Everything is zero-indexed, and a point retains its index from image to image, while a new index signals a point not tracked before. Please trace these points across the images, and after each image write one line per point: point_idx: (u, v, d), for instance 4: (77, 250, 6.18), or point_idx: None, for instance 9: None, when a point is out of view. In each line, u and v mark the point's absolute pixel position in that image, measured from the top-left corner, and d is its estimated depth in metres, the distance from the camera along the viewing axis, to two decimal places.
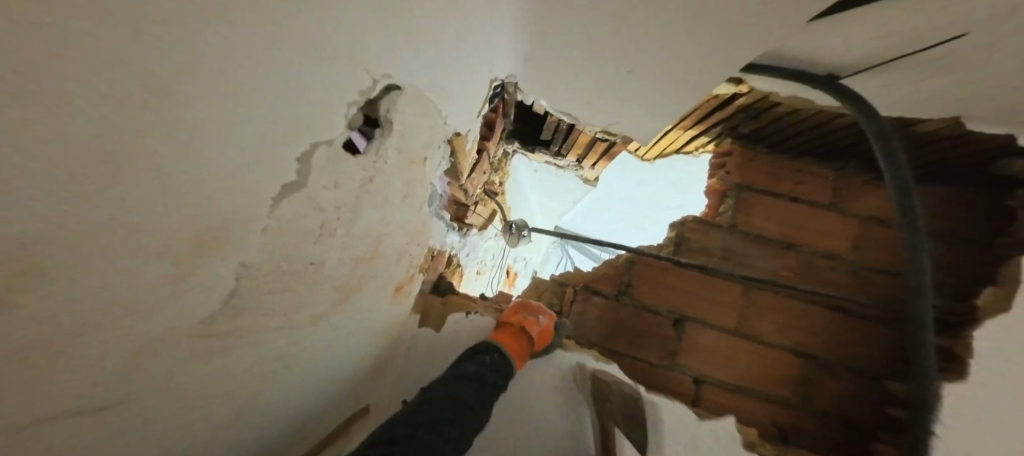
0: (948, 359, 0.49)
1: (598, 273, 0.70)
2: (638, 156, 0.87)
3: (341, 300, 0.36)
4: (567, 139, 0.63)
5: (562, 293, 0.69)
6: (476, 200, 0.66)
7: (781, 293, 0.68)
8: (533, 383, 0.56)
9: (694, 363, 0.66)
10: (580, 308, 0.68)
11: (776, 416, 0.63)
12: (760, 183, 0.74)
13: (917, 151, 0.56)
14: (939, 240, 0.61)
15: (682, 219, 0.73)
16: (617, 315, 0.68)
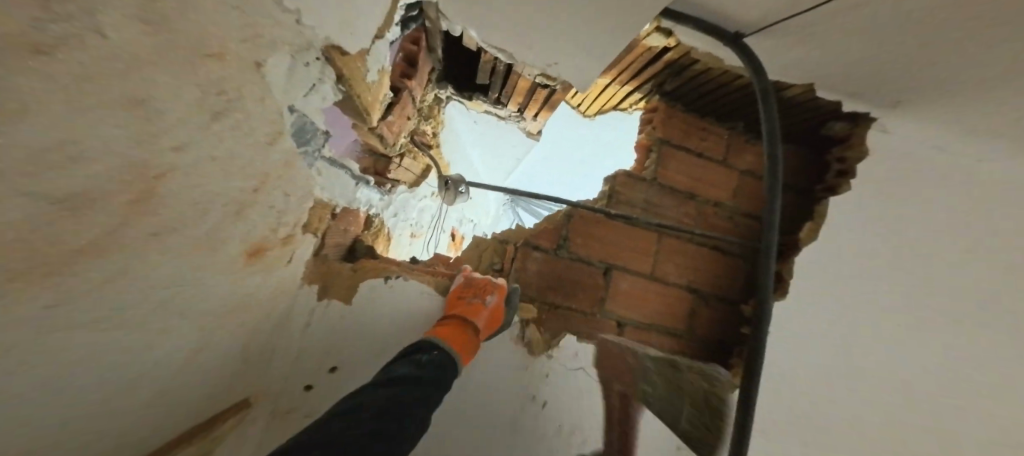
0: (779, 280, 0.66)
1: (539, 228, 0.71)
2: (580, 111, 0.90)
3: (191, 299, 0.29)
4: (505, 83, 0.58)
5: (502, 253, 0.67)
6: (403, 151, 0.60)
7: (683, 238, 0.80)
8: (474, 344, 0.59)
9: (618, 308, 0.74)
10: (520, 267, 0.67)
11: (677, 348, 0.76)
12: (678, 139, 0.83)
13: (797, 114, 0.66)
14: (797, 187, 0.76)
15: (613, 174, 0.79)
16: (554, 269, 0.70)
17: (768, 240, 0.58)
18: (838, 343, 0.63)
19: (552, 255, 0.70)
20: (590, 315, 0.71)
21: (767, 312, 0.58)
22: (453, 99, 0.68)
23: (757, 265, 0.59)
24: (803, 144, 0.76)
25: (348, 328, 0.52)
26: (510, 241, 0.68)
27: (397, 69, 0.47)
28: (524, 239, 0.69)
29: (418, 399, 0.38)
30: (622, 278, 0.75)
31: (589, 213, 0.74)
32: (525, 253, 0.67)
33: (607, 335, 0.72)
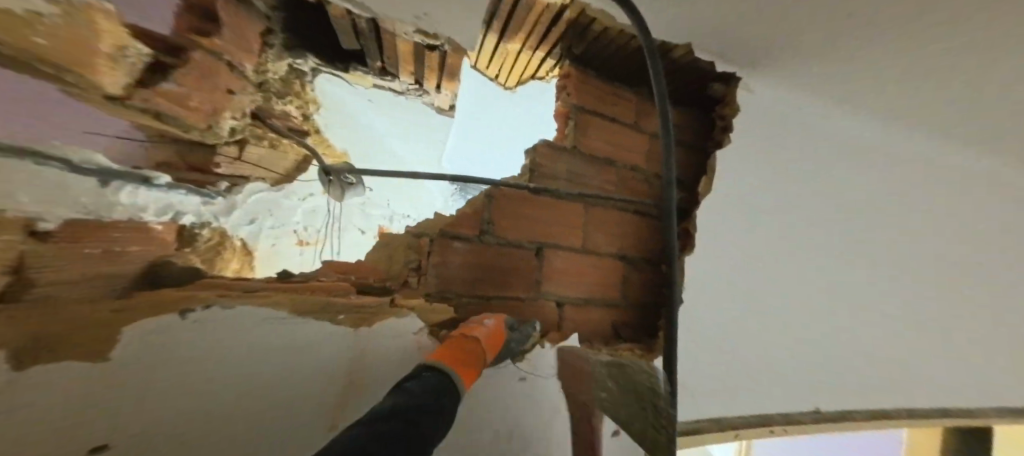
0: (683, 236, 0.71)
1: (457, 215, 0.65)
2: (501, 85, 0.86)
3: None
4: (385, 50, 0.52)
5: (417, 247, 0.60)
6: (238, 136, 0.53)
7: (608, 205, 0.80)
8: (377, 354, 0.45)
9: (554, 287, 0.71)
10: (438, 260, 0.60)
11: (615, 317, 0.77)
12: (593, 107, 0.81)
13: (680, 72, 0.73)
14: (688, 144, 0.83)
15: (533, 146, 0.75)
16: (480, 257, 0.65)
17: (666, 196, 0.60)
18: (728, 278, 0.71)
19: (477, 243, 0.65)
20: (525, 298, 0.68)
21: (671, 274, 0.60)
22: (322, 73, 0.61)
23: (661, 223, 0.60)
24: (688, 106, 0.85)
25: (158, 380, 0.33)
26: (426, 235, 0.61)
27: (179, 21, 0.37)
28: (439, 230, 0.62)
29: (415, 416, 0.28)
30: (553, 255, 0.73)
31: (512, 190, 0.70)
32: (445, 243, 0.61)
33: (547, 317, 0.69)
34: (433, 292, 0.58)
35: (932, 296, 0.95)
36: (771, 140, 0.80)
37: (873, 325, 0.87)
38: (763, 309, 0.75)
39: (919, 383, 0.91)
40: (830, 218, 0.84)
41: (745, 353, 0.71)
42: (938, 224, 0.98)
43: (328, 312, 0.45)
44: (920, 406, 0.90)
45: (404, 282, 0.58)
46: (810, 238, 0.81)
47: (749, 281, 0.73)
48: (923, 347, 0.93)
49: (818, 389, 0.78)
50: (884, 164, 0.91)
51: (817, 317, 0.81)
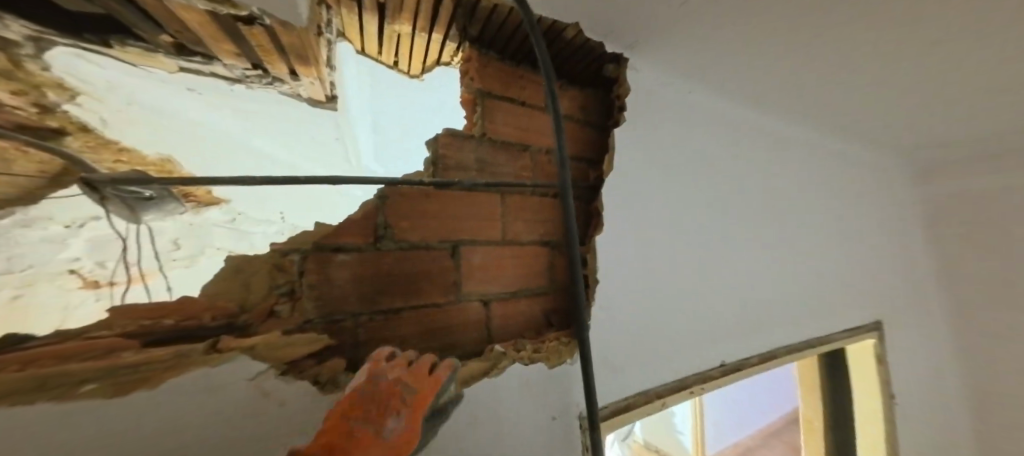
0: (594, 215, 0.71)
1: (343, 222, 0.53)
2: (403, 72, 0.78)
3: None
4: (161, 20, 0.37)
5: (284, 271, 0.46)
6: None
7: (526, 192, 0.77)
8: (201, 420, 0.34)
9: (476, 286, 0.65)
10: (317, 279, 0.48)
11: (546, 306, 0.74)
12: (498, 90, 0.76)
13: (572, 50, 0.72)
14: (592, 123, 0.83)
15: (433, 135, 0.67)
16: (378, 268, 0.54)
17: (565, 175, 0.58)
18: (634, 251, 0.74)
19: (371, 252, 0.54)
20: (444, 304, 0.61)
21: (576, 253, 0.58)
22: (70, 53, 0.39)
23: (560, 203, 0.59)
24: (590, 85, 0.85)
25: None
26: (296, 253, 0.48)
27: None
28: (317, 242, 0.49)
29: None
30: (472, 252, 0.67)
31: (411, 187, 0.60)
32: (328, 257, 0.49)
33: (471, 319, 0.64)
34: (316, 319, 0.47)
35: (797, 239, 1.13)
36: (660, 116, 0.85)
37: (759, 273, 0.99)
38: (671, 275, 0.79)
39: (796, 316, 1.07)
40: (717, 185, 0.93)
41: (660, 320, 0.75)
42: (794, 179, 1.16)
43: (70, 391, 0.29)
44: (798, 335, 1.07)
45: (268, 312, 0.44)
46: (703, 202, 0.89)
47: (655, 251, 0.77)
48: (796, 283, 1.09)
49: (721, 338, 0.87)
50: (745, 133, 1.05)
51: (717, 274, 0.89)
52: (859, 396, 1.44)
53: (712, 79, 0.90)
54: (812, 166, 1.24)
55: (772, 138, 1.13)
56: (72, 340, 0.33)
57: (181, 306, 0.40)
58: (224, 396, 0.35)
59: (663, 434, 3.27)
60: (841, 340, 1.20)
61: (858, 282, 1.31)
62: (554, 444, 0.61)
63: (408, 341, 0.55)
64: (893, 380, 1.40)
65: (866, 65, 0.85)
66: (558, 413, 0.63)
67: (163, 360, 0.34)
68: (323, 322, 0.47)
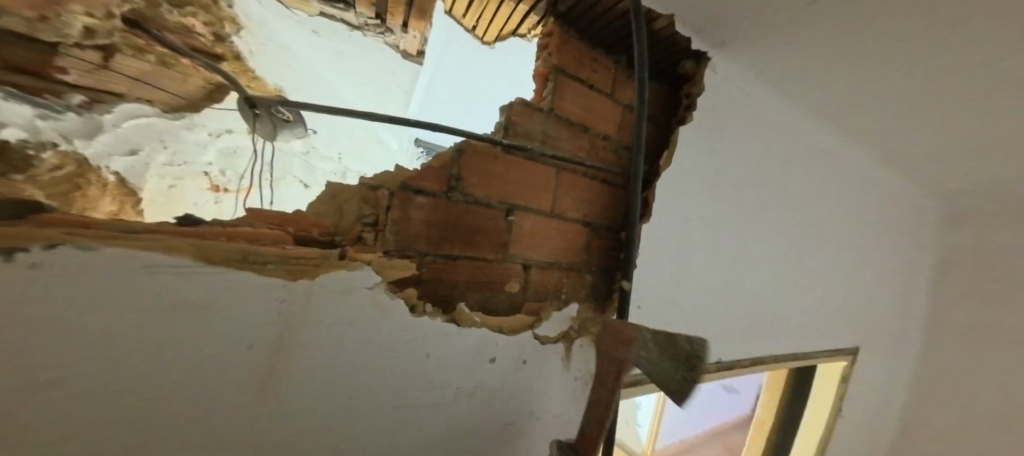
0: (645, 206, 0.75)
1: (425, 167, 0.55)
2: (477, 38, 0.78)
3: None
4: None
5: (375, 201, 0.49)
6: None
7: (579, 172, 0.80)
8: (321, 320, 0.40)
9: (522, 250, 0.71)
10: (401, 216, 0.51)
11: (579, 280, 0.80)
12: (572, 69, 0.77)
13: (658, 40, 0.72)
14: (655, 117, 0.85)
15: (509, 101, 0.68)
16: (448, 216, 0.58)
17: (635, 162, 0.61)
18: (672, 247, 0.79)
19: (444, 199, 0.57)
20: (492, 261, 0.66)
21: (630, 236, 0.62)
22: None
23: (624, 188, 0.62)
24: (658, 81, 0.86)
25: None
26: (387, 188, 0.50)
27: None
28: (402, 182, 0.52)
29: None
30: (524, 217, 0.71)
31: (484, 146, 0.63)
32: (410, 200, 0.52)
33: (514, 278, 0.69)
34: (393, 251, 0.50)
35: (814, 264, 1.18)
36: (724, 116, 0.85)
37: (773, 287, 1.05)
38: (694, 270, 0.84)
39: (792, 335, 1.15)
40: (759, 199, 0.96)
41: (675, 308, 0.81)
42: (825, 204, 1.17)
43: (257, 266, 0.36)
44: (789, 350, 1.15)
45: (356, 238, 0.47)
46: (739, 209, 0.92)
47: (689, 250, 0.82)
48: (802, 304, 1.16)
49: (722, 336, 0.93)
50: (801, 152, 1.05)
51: (736, 281, 0.94)
52: (811, 410, 1.57)
53: (783, 87, 0.89)
54: (850, 198, 1.25)
55: (824, 163, 1.14)
56: (227, 228, 0.37)
57: (299, 219, 0.44)
58: (340, 301, 0.41)
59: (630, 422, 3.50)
60: (818, 360, 1.28)
61: (852, 314, 1.39)
62: (568, 398, 0.69)
63: (461, 286, 0.61)
64: (848, 402, 1.53)
65: (933, 103, 0.86)
66: (577, 374, 0.71)
67: (310, 258, 0.40)
68: (402, 256, 0.51)
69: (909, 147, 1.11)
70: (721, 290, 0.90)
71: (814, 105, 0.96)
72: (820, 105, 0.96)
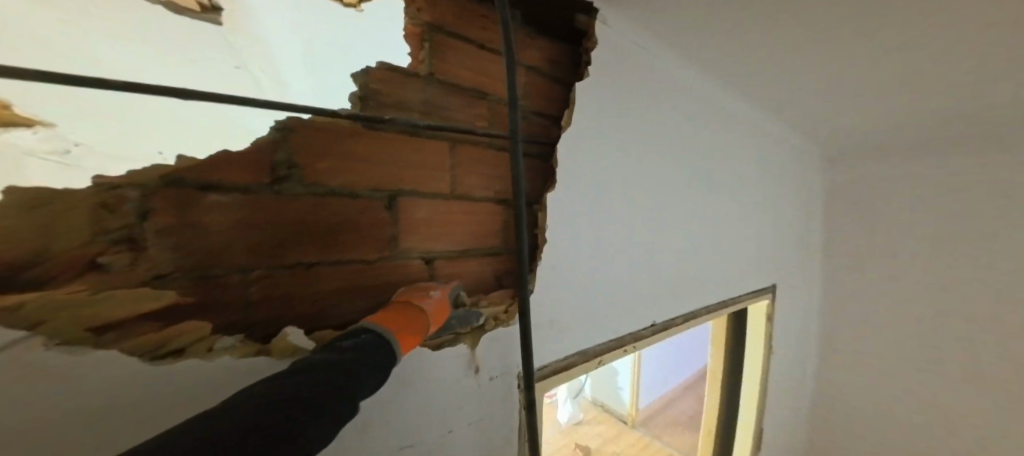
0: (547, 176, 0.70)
1: (218, 155, 0.38)
2: None
3: None
4: None
5: (125, 213, 0.32)
6: None
7: (480, 145, 0.69)
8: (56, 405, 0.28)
9: (418, 245, 0.59)
10: (189, 229, 0.36)
11: (497, 265, 0.72)
12: (452, 25, 0.63)
13: None
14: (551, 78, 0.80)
15: (363, 65, 0.52)
16: (278, 218, 0.42)
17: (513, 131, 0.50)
18: (584, 218, 0.76)
19: (266, 195, 0.41)
20: (378, 262, 0.53)
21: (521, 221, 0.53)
22: None
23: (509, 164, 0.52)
24: (553, 37, 0.79)
25: None
26: (130, 188, 0.33)
27: None
28: (171, 174, 0.35)
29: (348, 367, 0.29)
30: (415, 205, 0.58)
31: (332, 121, 0.46)
32: (196, 199, 0.36)
33: (412, 277, 0.58)
34: (178, 273, 0.35)
35: (726, 212, 1.25)
36: (620, 75, 0.81)
37: (689, 240, 1.10)
38: (606, 240, 0.82)
39: (712, 282, 1.23)
40: (666, 157, 0.97)
41: (589, 281, 0.79)
42: (728, 156, 1.23)
43: None
44: (712, 296, 1.24)
45: (89, 263, 0.31)
46: (646, 172, 0.91)
47: (602, 218, 0.80)
48: (717, 251, 1.24)
49: (642, 299, 0.95)
50: (702, 107, 1.08)
51: (654, 241, 0.96)
52: (750, 350, 1.67)
53: (675, 41, 0.87)
54: (753, 147, 1.33)
55: (724, 117, 1.19)
56: None
57: None
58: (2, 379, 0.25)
59: (607, 386, 3.62)
60: (742, 300, 1.39)
61: (767, 252, 1.51)
62: (488, 400, 0.64)
63: (332, 302, 0.48)
64: (775, 334, 1.67)
65: (810, 53, 0.91)
66: (495, 374, 0.65)
67: None
68: (194, 286, 0.36)
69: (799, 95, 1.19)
70: (639, 252, 0.91)
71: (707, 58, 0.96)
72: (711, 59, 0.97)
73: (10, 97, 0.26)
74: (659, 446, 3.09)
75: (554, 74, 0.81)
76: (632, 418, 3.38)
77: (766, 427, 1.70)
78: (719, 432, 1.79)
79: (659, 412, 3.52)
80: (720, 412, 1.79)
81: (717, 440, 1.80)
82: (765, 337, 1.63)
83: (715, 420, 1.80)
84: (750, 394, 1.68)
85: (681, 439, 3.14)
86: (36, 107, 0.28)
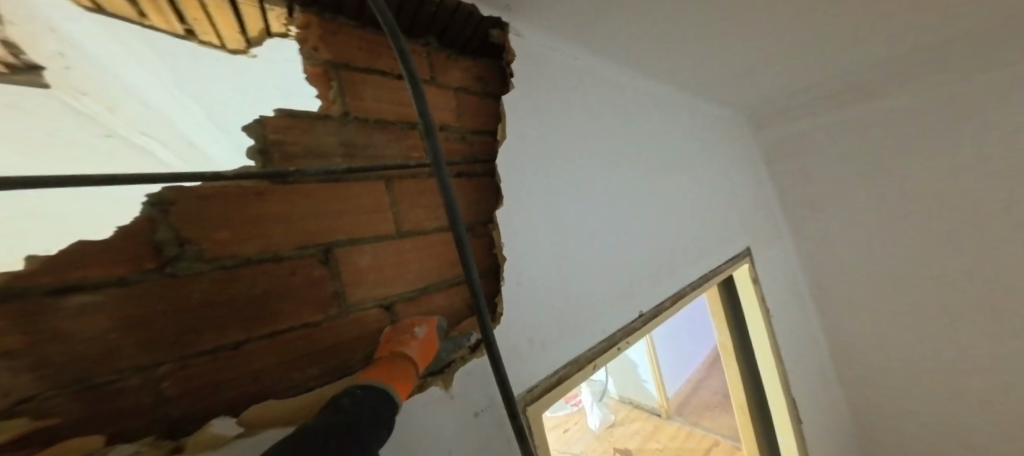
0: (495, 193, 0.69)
1: (74, 247, 0.34)
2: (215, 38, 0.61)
3: None
4: None
5: None
6: None
7: (420, 176, 0.68)
8: None
9: (367, 292, 0.56)
10: (51, 337, 0.31)
11: (462, 292, 0.69)
12: (357, 62, 0.63)
13: (442, 8, 0.64)
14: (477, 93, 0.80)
15: (255, 117, 0.50)
16: (170, 303, 0.38)
17: (435, 155, 0.50)
18: (540, 226, 0.77)
19: (156, 281, 0.38)
20: (320, 322, 0.50)
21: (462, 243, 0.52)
22: None
23: (438, 190, 0.51)
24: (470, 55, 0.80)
25: None
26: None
27: None
28: (13, 285, 0.30)
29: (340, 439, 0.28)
30: (355, 252, 0.56)
31: (225, 185, 0.44)
32: (53, 308, 0.31)
33: (368, 328, 0.55)
34: (54, 391, 0.30)
35: (684, 188, 1.30)
36: (538, 83, 0.84)
37: (656, 222, 1.12)
38: (568, 242, 0.81)
39: (693, 258, 1.26)
40: (610, 149, 1.00)
41: (563, 287, 0.78)
42: (666, 135, 1.29)
43: None
44: (696, 270, 1.26)
45: None
46: (591, 166, 0.92)
47: (561, 223, 0.81)
48: (688, 226, 1.27)
49: (623, 290, 0.94)
50: (630, 98, 1.15)
51: (620, 231, 0.98)
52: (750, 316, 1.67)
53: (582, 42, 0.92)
54: (686, 124, 1.43)
55: (652, 102, 1.26)
56: None
57: None
58: None
59: (631, 382, 3.56)
60: (727, 268, 1.43)
61: (733, 217, 1.57)
62: (481, 441, 0.60)
63: (266, 376, 0.43)
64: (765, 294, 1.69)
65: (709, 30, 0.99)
66: (480, 409, 0.62)
67: None
68: (65, 401, 0.31)
69: (716, 68, 1.27)
70: (607, 245, 0.92)
71: (619, 51, 1.02)
72: (623, 51, 1.03)
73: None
74: (702, 434, 3.02)
75: (483, 90, 0.81)
76: (666, 411, 3.30)
77: (792, 390, 1.67)
78: (752, 408, 1.75)
79: (690, 396, 3.45)
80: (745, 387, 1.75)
81: (753, 417, 1.75)
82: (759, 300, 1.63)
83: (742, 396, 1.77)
84: (766, 361, 1.66)
85: (719, 418, 3.08)
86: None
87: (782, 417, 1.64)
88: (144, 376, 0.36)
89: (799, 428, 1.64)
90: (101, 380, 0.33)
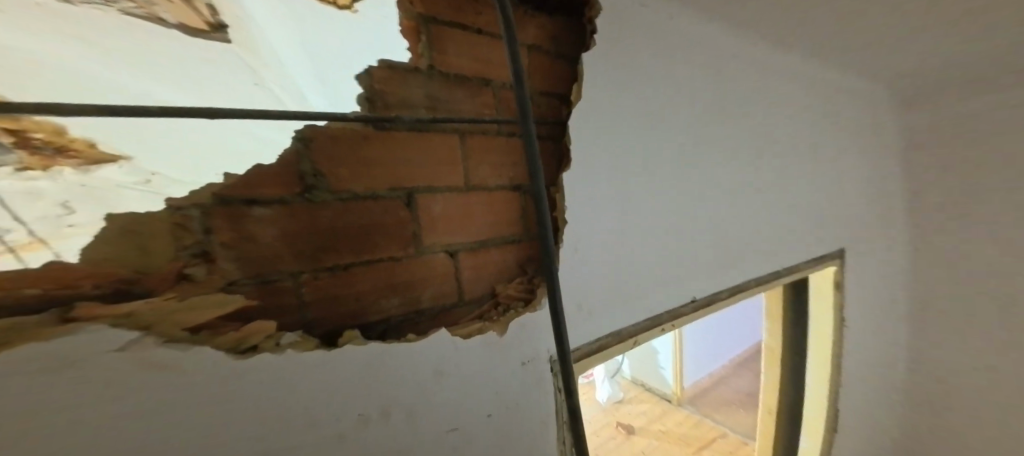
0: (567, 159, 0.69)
1: (252, 171, 0.43)
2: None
3: None
4: None
5: (182, 229, 0.38)
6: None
7: (490, 133, 0.69)
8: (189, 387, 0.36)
9: (442, 238, 0.62)
10: (239, 238, 0.42)
11: (521, 251, 0.73)
12: (445, 16, 0.63)
13: None
14: (554, 53, 0.77)
15: (365, 67, 0.55)
16: (307, 225, 0.47)
17: (524, 113, 0.50)
18: (601, 198, 0.76)
19: (299, 205, 0.46)
20: (404, 258, 0.57)
21: (537, 204, 0.54)
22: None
23: (523, 150, 0.52)
24: (552, 10, 0.76)
25: None
26: (192, 207, 0.39)
27: None
28: (219, 195, 0.40)
29: None
30: (432, 200, 0.61)
31: (344, 126, 0.49)
32: (243, 215, 0.42)
33: (439, 270, 0.61)
34: (244, 279, 0.42)
35: (770, 176, 1.17)
36: (622, 43, 0.76)
37: (725, 210, 1.05)
38: (624, 218, 0.81)
39: (759, 253, 1.17)
40: (690, 126, 0.92)
41: (614, 261, 0.79)
42: (759, 112, 1.11)
43: None
44: (760, 267, 1.18)
45: (177, 275, 0.38)
46: (662, 143, 0.87)
47: (622, 197, 0.80)
48: (763, 218, 1.16)
49: (671, 275, 0.92)
50: (728, 66, 1.00)
51: (683, 215, 0.93)
52: (817, 324, 1.57)
53: None
54: (796, 103, 1.22)
55: (756, 72, 1.09)
56: None
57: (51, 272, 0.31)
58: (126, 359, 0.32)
59: (649, 366, 3.58)
60: (802, 270, 1.33)
61: (822, 217, 1.39)
62: (526, 386, 0.67)
63: (368, 295, 0.53)
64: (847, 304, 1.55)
65: None
66: (527, 359, 0.67)
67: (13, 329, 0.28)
68: (250, 287, 0.43)
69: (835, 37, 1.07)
70: (666, 227, 0.89)
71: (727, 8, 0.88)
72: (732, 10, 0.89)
73: (92, 134, 0.35)
74: (711, 425, 3.02)
75: (558, 49, 0.78)
76: (679, 397, 3.30)
77: (838, 403, 1.59)
78: (782, 411, 1.72)
79: (709, 390, 3.42)
80: (781, 390, 1.72)
81: (780, 420, 1.73)
82: (835, 310, 1.51)
83: (776, 397, 1.73)
84: (817, 371, 1.58)
85: (735, 416, 3.05)
86: (113, 143, 0.36)
87: (815, 426, 1.60)
88: (293, 279, 0.46)
89: (831, 437, 1.59)
90: (267, 277, 0.44)
